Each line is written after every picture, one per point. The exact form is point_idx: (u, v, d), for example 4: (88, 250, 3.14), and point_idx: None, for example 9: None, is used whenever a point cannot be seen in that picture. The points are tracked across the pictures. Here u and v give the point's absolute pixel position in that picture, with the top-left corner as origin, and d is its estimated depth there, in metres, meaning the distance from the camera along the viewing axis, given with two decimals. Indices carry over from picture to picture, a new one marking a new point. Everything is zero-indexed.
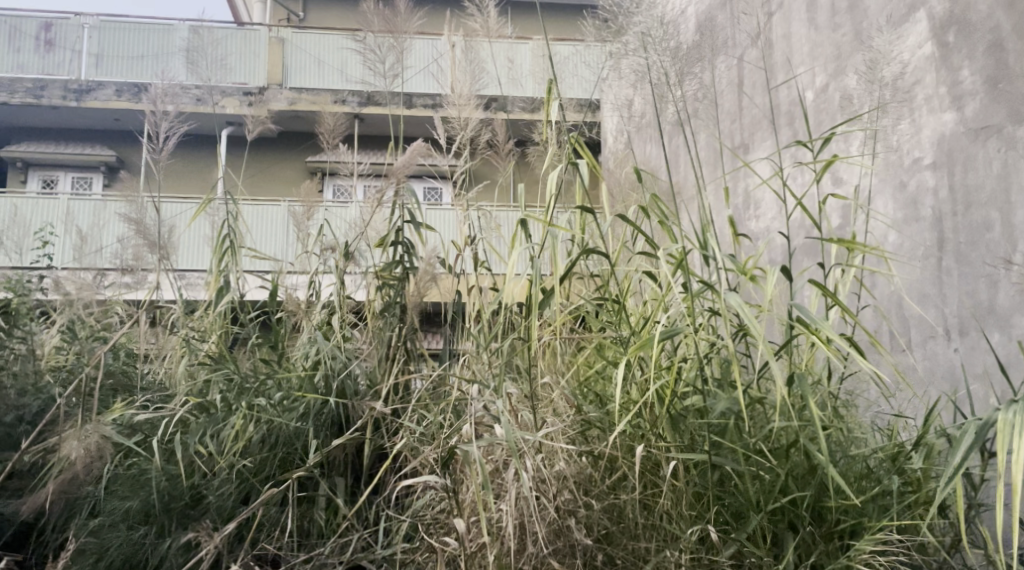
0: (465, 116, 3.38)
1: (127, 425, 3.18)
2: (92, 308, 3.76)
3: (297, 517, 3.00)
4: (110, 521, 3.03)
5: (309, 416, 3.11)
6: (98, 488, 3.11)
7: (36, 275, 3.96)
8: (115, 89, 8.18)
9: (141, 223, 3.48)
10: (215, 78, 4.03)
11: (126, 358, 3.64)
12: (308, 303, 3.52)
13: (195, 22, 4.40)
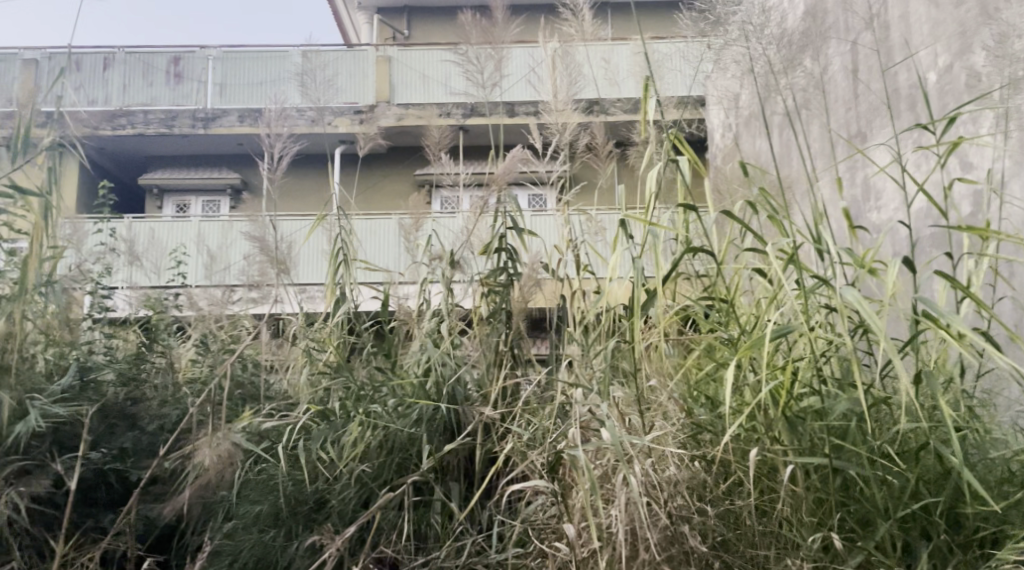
0: (563, 121, 3.34)
1: (255, 433, 3.28)
2: (221, 322, 3.92)
3: (414, 521, 3.01)
4: (243, 523, 3.08)
5: (422, 422, 3.13)
6: (231, 492, 3.14)
7: (172, 294, 4.10)
8: (238, 116, 8.35)
9: (263, 241, 3.59)
10: (326, 100, 4.14)
11: (254, 369, 3.76)
12: (419, 311, 3.53)
13: (305, 46, 4.52)
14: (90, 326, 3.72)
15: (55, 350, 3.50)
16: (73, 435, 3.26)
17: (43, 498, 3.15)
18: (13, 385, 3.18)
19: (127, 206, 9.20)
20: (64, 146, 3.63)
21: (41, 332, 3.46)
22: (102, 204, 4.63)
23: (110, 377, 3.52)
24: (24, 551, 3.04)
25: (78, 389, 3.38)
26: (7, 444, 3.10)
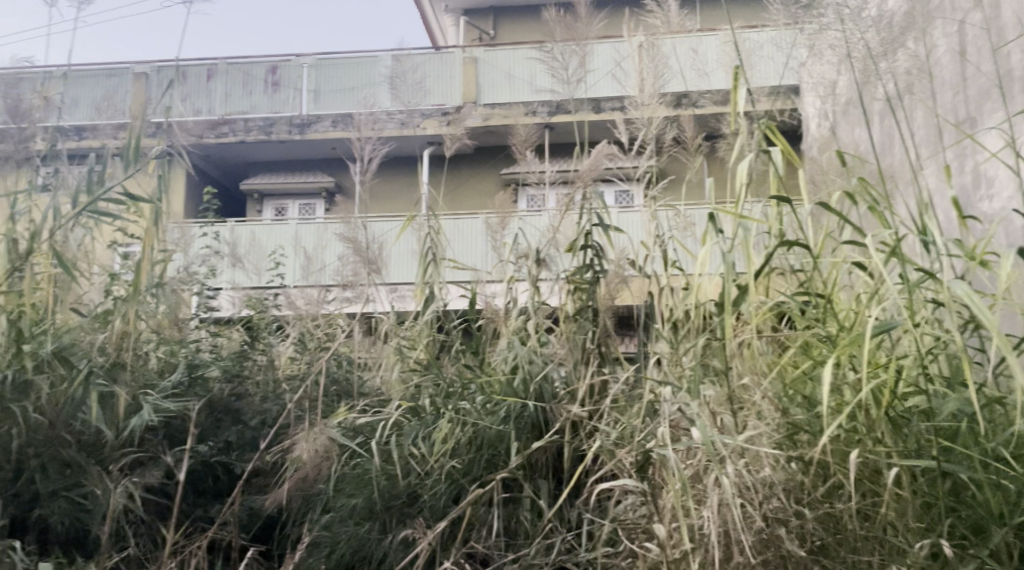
0: (649, 116, 3.28)
1: (350, 428, 3.32)
2: (317, 320, 3.99)
3: (504, 517, 3.00)
4: (340, 516, 3.12)
5: (511, 419, 3.12)
6: (327, 486, 3.17)
7: (271, 294, 4.21)
8: (332, 121, 8.28)
9: (355, 242, 3.67)
10: (416, 103, 4.23)
11: (347, 366, 3.80)
12: (506, 310, 3.53)
13: (395, 51, 4.65)
14: (197, 326, 3.90)
15: (166, 347, 3.62)
16: (181, 428, 3.36)
17: (155, 488, 3.24)
18: (125, 378, 3.25)
19: (228, 214, 9.05)
20: (169, 154, 3.82)
21: (153, 330, 3.61)
22: (207, 209, 4.79)
23: (216, 373, 3.63)
24: (139, 539, 3.11)
25: (186, 385, 3.48)
26: (124, 435, 3.17)
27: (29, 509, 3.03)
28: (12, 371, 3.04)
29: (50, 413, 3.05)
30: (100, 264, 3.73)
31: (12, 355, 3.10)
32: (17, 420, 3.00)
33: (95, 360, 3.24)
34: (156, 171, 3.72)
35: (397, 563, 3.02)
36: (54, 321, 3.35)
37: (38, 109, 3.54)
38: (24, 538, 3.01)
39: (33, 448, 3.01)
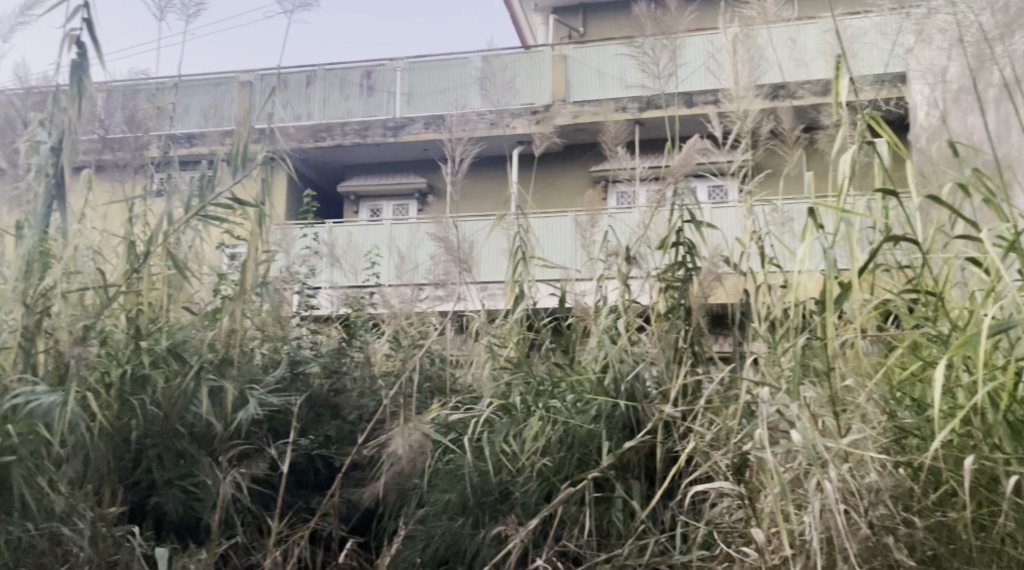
0: (744, 109, 3.19)
1: (443, 425, 3.33)
2: (410, 317, 4.02)
3: (596, 518, 2.95)
4: (434, 510, 3.13)
5: (602, 417, 3.09)
6: (422, 481, 3.18)
7: (367, 292, 4.27)
8: (424, 123, 7.96)
9: (447, 241, 3.68)
10: (506, 102, 4.23)
11: (441, 364, 3.85)
12: (597, 308, 3.49)
13: (485, 52, 4.68)
14: (299, 323, 4.02)
15: (270, 344, 3.75)
16: (284, 422, 3.44)
17: (259, 479, 3.29)
18: (233, 373, 3.31)
19: (331, 213, 8.82)
20: (273, 160, 3.85)
21: (258, 329, 3.70)
22: (307, 211, 4.86)
23: (315, 370, 3.70)
24: (246, 527, 3.17)
25: (288, 380, 3.58)
26: (233, 428, 3.24)
27: (145, 497, 3.11)
28: (131, 366, 3.15)
29: (164, 406, 3.15)
30: (208, 265, 3.83)
31: (131, 351, 3.21)
32: (136, 413, 3.10)
33: (206, 355, 3.29)
34: (259, 176, 3.73)
35: (490, 559, 3.00)
36: (168, 318, 3.47)
37: (151, 119, 3.70)
38: (141, 524, 3.10)
39: (149, 439, 3.11)
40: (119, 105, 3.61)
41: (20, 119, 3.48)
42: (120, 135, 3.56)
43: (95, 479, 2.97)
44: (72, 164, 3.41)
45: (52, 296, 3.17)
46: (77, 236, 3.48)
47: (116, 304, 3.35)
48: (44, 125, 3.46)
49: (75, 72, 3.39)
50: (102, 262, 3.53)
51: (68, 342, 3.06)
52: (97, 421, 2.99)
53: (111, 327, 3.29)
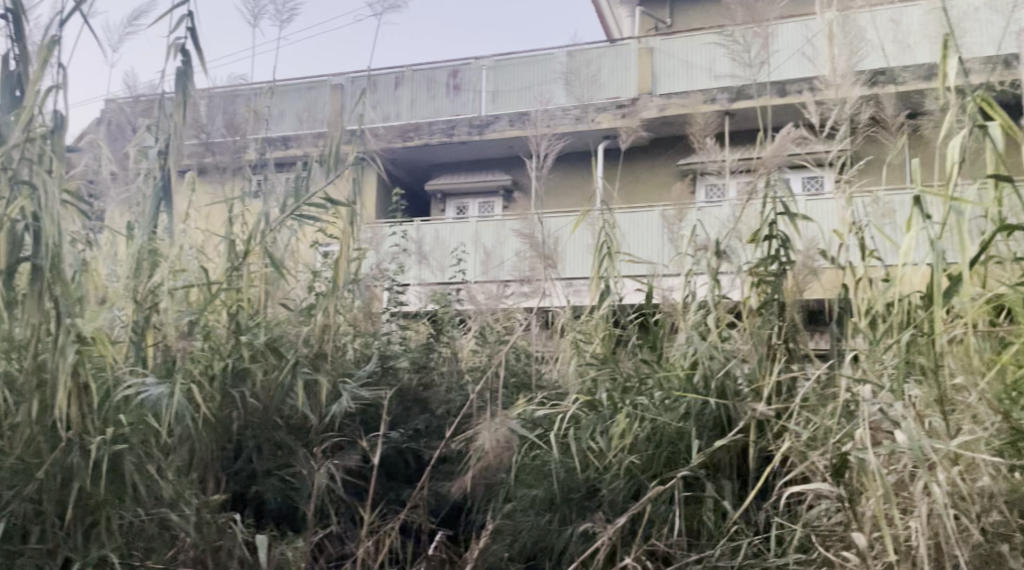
0: (843, 95, 3.07)
1: (529, 420, 3.29)
2: (496, 314, 3.99)
3: (686, 517, 2.88)
4: (521, 506, 3.11)
5: (691, 416, 3.01)
6: (508, 476, 3.14)
7: (454, 288, 4.27)
8: (509, 120, 7.81)
9: (532, 237, 3.63)
10: (591, 96, 4.18)
11: (526, 360, 3.82)
12: (685, 303, 3.42)
13: (570, 46, 4.62)
14: (389, 318, 4.05)
15: (361, 339, 3.77)
16: (375, 415, 3.48)
17: (352, 471, 3.34)
18: (326, 368, 3.36)
19: (416, 213, 8.66)
20: (363, 160, 3.87)
21: (350, 323, 3.79)
22: (396, 210, 4.88)
23: (405, 365, 3.74)
24: (340, 517, 3.21)
25: (379, 374, 3.63)
26: (327, 420, 3.31)
27: (247, 485, 3.17)
28: (232, 359, 3.20)
29: (263, 399, 3.20)
30: (304, 262, 3.91)
31: (232, 345, 3.26)
32: (237, 405, 3.14)
33: (301, 350, 3.34)
34: (350, 177, 3.78)
35: (578, 556, 2.96)
36: (265, 314, 3.52)
37: (248, 124, 3.73)
38: (243, 512, 3.17)
39: (249, 431, 3.17)
40: (220, 111, 3.67)
41: (130, 126, 3.69)
42: (222, 140, 3.58)
43: (201, 468, 2.98)
44: (178, 166, 3.46)
45: (161, 293, 3.24)
46: (181, 236, 3.56)
47: (217, 300, 3.41)
48: (151, 131, 3.58)
49: (179, 80, 3.37)
50: (205, 261, 3.61)
51: (174, 337, 3.13)
52: (200, 412, 3.01)
53: (214, 322, 3.36)
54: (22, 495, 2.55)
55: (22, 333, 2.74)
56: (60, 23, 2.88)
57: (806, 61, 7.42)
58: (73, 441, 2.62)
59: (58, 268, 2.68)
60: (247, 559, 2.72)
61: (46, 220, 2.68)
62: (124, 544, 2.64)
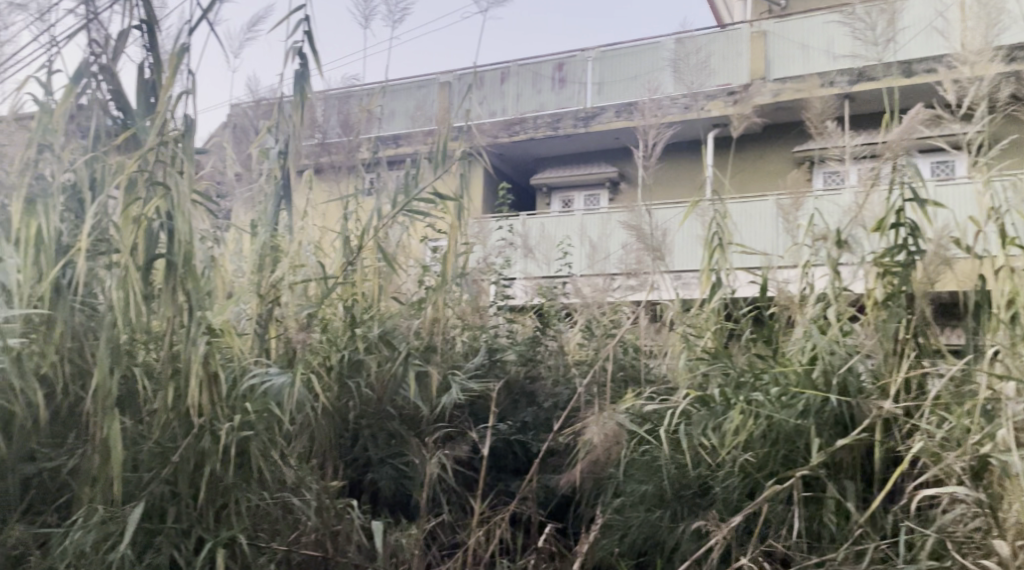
0: (978, 74, 2.93)
1: (638, 415, 3.24)
2: (602, 308, 3.96)
3: (806, 518, 2.79)
4: (631, 501, 3.05)
5: (810, 413, 2.90)
6: (618, 470, 3.09)
7: (560, 282, 4.24)
8: (615, 111, 7.59)
9: (639, 230, 3.60)
10: (701, 83, 4.09)
11: (634, 354, 3.76)
12: (802, 296, 3.32)
13: (679, 34, 4.53)
14: (495, 312, 4.05)
15: (469, 332, 3.79)
16: (485, 407, 3.49)
17: (463, 462, 3.37)
18: (438, 359, 3.45)
19: (518, 205, 8.63)
20: (471, 156, 3.89)
21: (459, 317, 3.82)
22: (502, 203, 4.88)
23: (512, 358, 3.74)
24: (451, 506, 3.23)
25: (487, 366, 3.64)
26: (438, 411, 3.34)
27: (362, 473, 3.24)
28: (348, 351, 3.29)
29: (377, 390, 3.27)
30: (414, 257, 3.93)
31: (348, 338, 3.36)
32: (353, 394, 3.23)
33: (413, 341, 3.40)
34: (459, 171, 3.81)
35: (690, 554, 2.90)
36: (379, 307, 3.57)
37: (361, 123, 3.77)
38: (359, 499, 3.22)
39: (365, 420, 3.24)
40: (335, 110, 3.74)
41: (253, 129, 3.69)
42: (338, 140, 3.70)
43: (320, 455, 3.09)
44: (295, 166, 3.54)
45: (282, 287, 3.29)
46: (301, 232, 3.64)
47: (334, 293, 3.49)
48: (271, 133, 3.55)
49: (297, 81, 3.44)
50: (322, 256, 3.68)
51: (294, 329, 3.20)
52: (320, 401, 3.08)
53: (331, 315, 3.44)
54: (161, 477, 2.61)
55: (159, 325, 2.78)
56: (189, 32, 2.96)
57: (934, 40, 6.97)
58: (205, 427, 2.67)
59: (190, 266, 2.76)
60: (364, 544, 2.79)
61: (180, 220, 2.76)
62: (251, 526, 2.70)
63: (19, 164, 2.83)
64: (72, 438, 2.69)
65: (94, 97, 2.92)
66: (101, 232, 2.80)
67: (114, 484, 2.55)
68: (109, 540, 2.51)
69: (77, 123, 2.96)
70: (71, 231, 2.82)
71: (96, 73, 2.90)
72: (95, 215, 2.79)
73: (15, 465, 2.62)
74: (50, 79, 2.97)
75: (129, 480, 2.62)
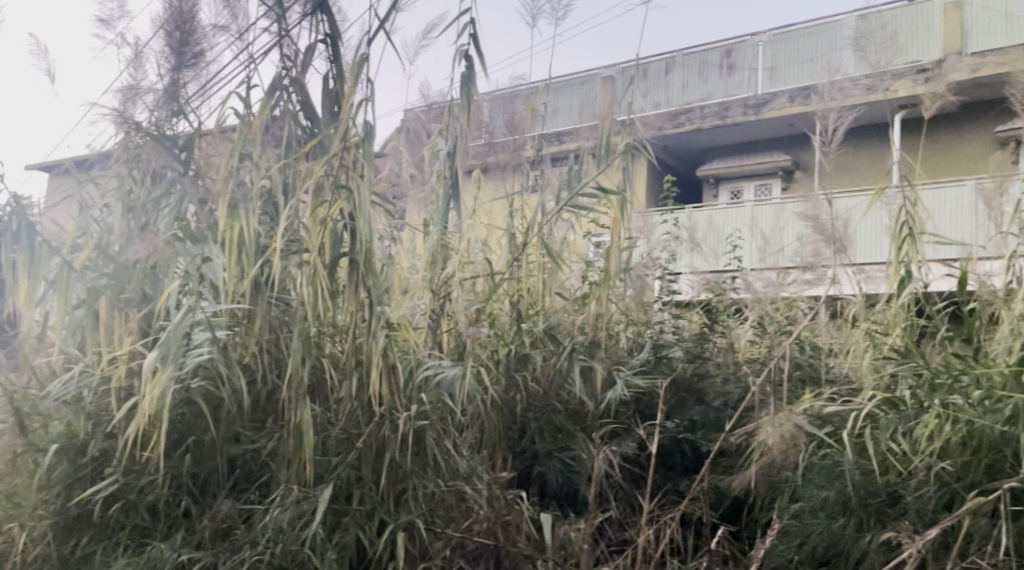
0: None
1: (817, 416, 3.00)
2: (776, 304, 3.74)
3: (1015, 533, 2.49)
4: (810, 507, 2.82)
5: (1020, 419, 2.60)
6: (794, 474, 2.89)
7: (729, 277, 4.02)
8: (789, 96, 7.13)
9: (817, 219, 3.35)
10: (886, 63, 3.79)
11: (813, 353, 3.49)
12: (1009, 290, 3.01)
13: (863, 11, 4.22)
14: (660, 308, 3.88)
15: (634, 328, 3.69)
16: (651, 404, 3.34)
17: (630, 458, 3.23)
18: (602, 354, 3.27)
19: (685, 200, 8.39)
20: (635, 149, 3.70)
21: (623, 313, 3.67)
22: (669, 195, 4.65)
23: (678, 354, 3.54)
24: (619, 503, 3.10)
25: (652, 363, 3.50)
26: (602, 407, 3.21)
27: (530, 465, 3.15)
28: (516, 345, 3.22)
29: (543, 383, 3.21)
30: (577, 253, 3.82)
31: (514, 332, 3.29)
32: (519, 389, 3.16)
33: (577, 337, 3.29)
34: (620, 165, 3.65)
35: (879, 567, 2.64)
36: (543, 304, 3.49)
37: (526, 121, 3.72)
38: (527, 491, 3.14)
39: (532, 414, 3.15)
40: (501, 111, 3.69)
41: (426, 133, 3.65)
42: (504, 139, 3.63)
43: (489, 446, 2.98)
44: (464, 166, 3.47)
45: (453, 282, 3.26)
46: (469, 229, 3.60)
47: (500, 289, 3.43)
48: (442, 135, 3.48)
49: (465, 84, 3.31)
50: (489, 254, 3.62)
51: (464, 323, 3.17)
52: (488, 394, 3.03)
53: (498, 310, 3.39)
54: (348, 461, 2.62)
55: (344, 320, 2.80)
56: (369, 42, 2.94)
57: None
58: (386, 415, 2.66)
59: (370, 263, 2.74)
60: (532, 536, 2.69)
61: (361, 220, 2.73)
62: (428, 512, 2.65)
63: (225, 173, 2.80)
64: (271, 423, 2.74)
65: (287, 109, 2.90)
66: (293, 233, 2.80)
67: (306, 467, 2.57)
68: (303, 519, 2.53)
69: (271, 134, 2.93)
70: (268, 233, 2.86)
71: (288, 85, 2.88)
72: (288, 217, 2.79)
73: (223, 446, 2.66)
74: (249, 94, 2.96)
75: (319, 463, 2.65)
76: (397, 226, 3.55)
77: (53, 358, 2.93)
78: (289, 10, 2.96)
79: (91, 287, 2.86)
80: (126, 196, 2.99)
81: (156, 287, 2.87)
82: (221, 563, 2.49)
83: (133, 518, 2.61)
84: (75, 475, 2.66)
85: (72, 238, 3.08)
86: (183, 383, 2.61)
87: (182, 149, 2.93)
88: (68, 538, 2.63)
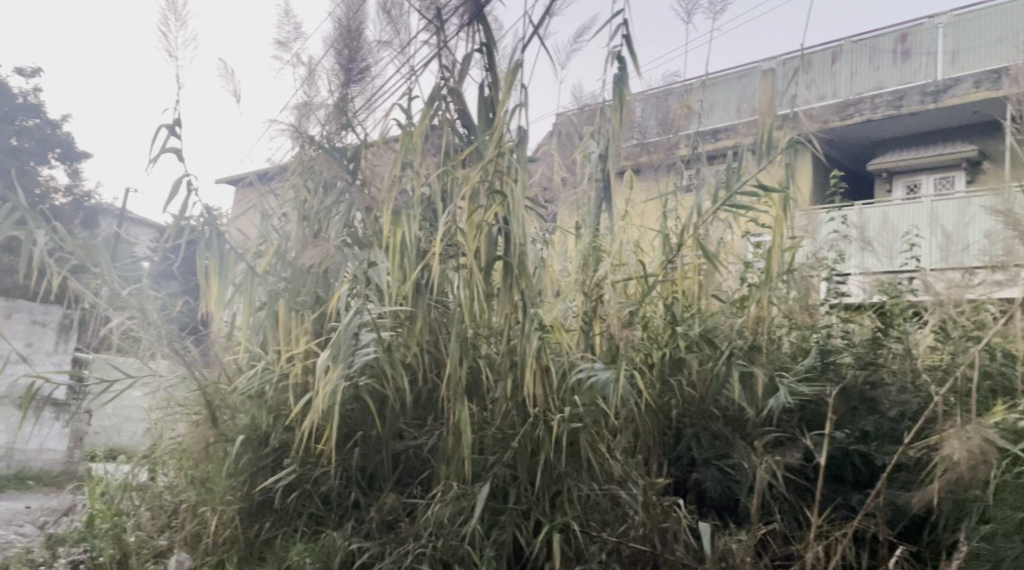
0: None
1: (1010, 431, 2.70)
2: (961, 306, 3.30)
3: None
4: (1003, 529, 2.52)
5: None
6: (985, 493, 2.58)
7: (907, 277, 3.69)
8: (975, 80, 6.64)
9: (1008, 216, 2.96)
10: None
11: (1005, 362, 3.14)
12: None
13: None
14: (828, 311, 3.49)
15: (798, 332, 3.34)
16: (817, 413, 3.06)
17: (795, 470, 2.96)
18: (762, 359, 3.06)
19: None
20: (799, 143, 3.43)
21: (785, 316, 3.37)
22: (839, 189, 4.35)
23: (848, 360, 3.20)
24: (784, 515, 2.86)
25: (819, 369, 3.16)
26: (763, 414, 2.99)
27: (688, 472, 2.97)
28: (672, 349, 3.02)
29: (699, 388, 3.00)
30: (735, 254, 3.53)
31: (668, 335, 3.05)
32: (675, 393, 2.98)
33: (736, 341, 3.06)
34: (783, 161, 3.36)
35: None
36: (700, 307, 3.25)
37: (681, 120, 3.58)
38: (685, 500, 2.96)
39: (688, 419, 2.98)
40: (653, 109, 3.56)
41: (578, 135, 3.53)
42: (657, 137, 3.51)
43: (645, 451, 2.85)
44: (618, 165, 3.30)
45: (605, 285, 3.08)
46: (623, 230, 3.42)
47: (654, 291, 3.19)
48: (594, 138, 3.34)
49: (616, 85, 3.14)
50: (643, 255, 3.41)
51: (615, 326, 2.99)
52: (642, 398, 2.86)
53: (651, 314, 3.17)
54: (503, 460, 2.49)
55: (499, 321, 2.65)
56: (523, 48, 2.82)
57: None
58: (539, 416, 2.53)
59: (524, 265, 2.59)
60: (692, 543, 2.53)
61: (515, 224, 2.59)
62: (583, 514, 2.51)
63: (389, 180, 2.71)
64: (432, 420, 2.63)
65: (444, 119, 2.84)
66: (452, 237, 2.70)
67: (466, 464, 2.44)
68: (462, 515, 2.44)
69: (430, 142, 2.86)
70: (427, 237, 2.76)
71: (446, 95, 2.82)
72: (445, 223, 2.68)
73: (388, 442, 2.61)
74: (410, 106, 2.90)
75: (475, 462, 2.53)
76: (549, 227, 3.40)
77: (240, 356, 2.91)
78: (448, 22, 2.91)
79: (271, 290, 2.80)
80: (302, 205, 2.91)
81: (328, 290, 2.81)
82: (387, 554, 2.43)
83: (309, 506, 2.61)
84: (258, 464, 2.66)
85: (255, 246, 3.01)
86: (351, 381, 2.56)
87: (351, 160, 2.85)
88: (254, 522, 2.65)
